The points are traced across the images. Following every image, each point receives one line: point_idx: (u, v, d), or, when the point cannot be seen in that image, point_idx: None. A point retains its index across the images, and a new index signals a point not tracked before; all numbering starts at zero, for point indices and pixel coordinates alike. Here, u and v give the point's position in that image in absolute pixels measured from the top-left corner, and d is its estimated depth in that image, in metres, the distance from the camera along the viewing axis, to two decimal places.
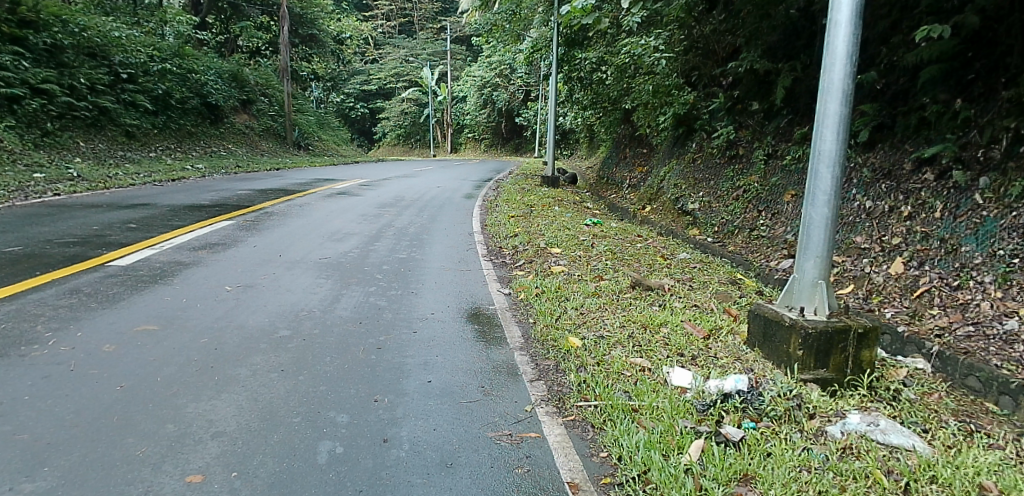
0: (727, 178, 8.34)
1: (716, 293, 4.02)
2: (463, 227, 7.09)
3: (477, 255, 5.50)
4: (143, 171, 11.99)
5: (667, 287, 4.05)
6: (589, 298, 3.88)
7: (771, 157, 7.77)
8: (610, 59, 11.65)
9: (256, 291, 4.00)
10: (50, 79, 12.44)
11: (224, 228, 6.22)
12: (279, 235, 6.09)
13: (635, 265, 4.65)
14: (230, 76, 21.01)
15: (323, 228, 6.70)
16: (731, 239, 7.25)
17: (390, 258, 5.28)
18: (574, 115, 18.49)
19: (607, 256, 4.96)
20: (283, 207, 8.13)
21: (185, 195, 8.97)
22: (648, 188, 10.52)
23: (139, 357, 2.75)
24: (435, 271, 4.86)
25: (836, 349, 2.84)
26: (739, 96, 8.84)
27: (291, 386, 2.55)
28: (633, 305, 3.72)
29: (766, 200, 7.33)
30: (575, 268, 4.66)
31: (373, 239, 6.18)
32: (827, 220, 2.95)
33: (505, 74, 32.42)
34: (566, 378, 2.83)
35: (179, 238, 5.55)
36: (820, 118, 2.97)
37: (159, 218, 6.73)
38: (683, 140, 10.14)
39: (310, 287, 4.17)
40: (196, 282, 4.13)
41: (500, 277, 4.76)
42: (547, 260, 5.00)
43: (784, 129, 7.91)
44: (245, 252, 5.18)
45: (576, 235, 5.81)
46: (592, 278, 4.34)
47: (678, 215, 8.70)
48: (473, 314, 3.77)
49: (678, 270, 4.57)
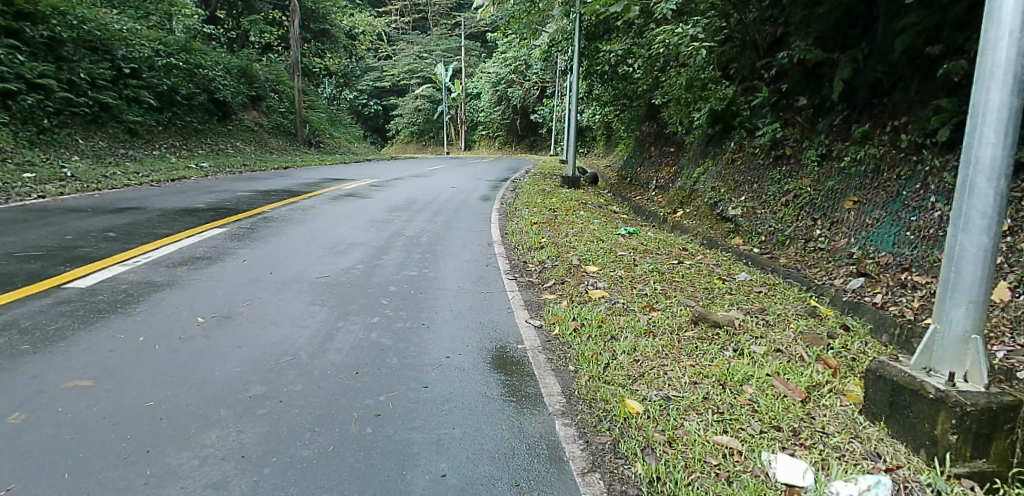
0: (773, 181, 7.50)
1: (801, 333, 3.24)
2: (480, 237, 6.33)
3: (499, 273, 4.75)
4: (143, 169, 11.40)
5: (738, 323, 3.28)
6: (643, 339, 3.11)
7: (826, 158, 6.94)
8: (637, 51, 10.85)
9: (233, 322, 3.28)
10: (48, 74, 11.91)
11: (213, 238, 5.53)
12: (276, 246, 5.39)
13: (689, 291, 3.89)
14: (240, 71, 20.46)
15: (325, 237, 6.00)
16: (781, 251, 6.42)
17: (398, 276, 4.56)
18: (594, 111, 17.63)
19: (654, 277, 4.18)
20: (283, 212, 7.45)
21: (180, 198, 8.32)
22: (679, 190, 9.68)
23: (53, 434, 2.04)
24: (450, 294, 4.12)
25: (1001, 433, 2.05)
26: (785, 91, 7.99)
27: (249, 487, 1.83)
28: (701, 350, 2.95)
29: (822, 207, 6.49)
30: (618, 293, 3.90)
31: (380, 250, 5.47)
32: (986, 253, 2.16)
33: (520, 70, 31.66)
34: (630, 469, 2.07)
35: (159, 251, 4.85)
36: (976, 115, 2.18)
37: (143, 224, 6.05)
38: (718, 138, 9.29)
39: (303, 316, 3.46)
40: (163, 310, 3.42)
41: (528, 302, 4.01)
42: (581, 282, 4.24)
43: (838, 128, 7.08)
44: (232, 269, 4.48)
45: (612, 249, 5.04)
46: (642, 309, 3.57)
47: (717, 221, 7.84)
48: (498, 358, 3.02)
49: (744, 298, 3.80)
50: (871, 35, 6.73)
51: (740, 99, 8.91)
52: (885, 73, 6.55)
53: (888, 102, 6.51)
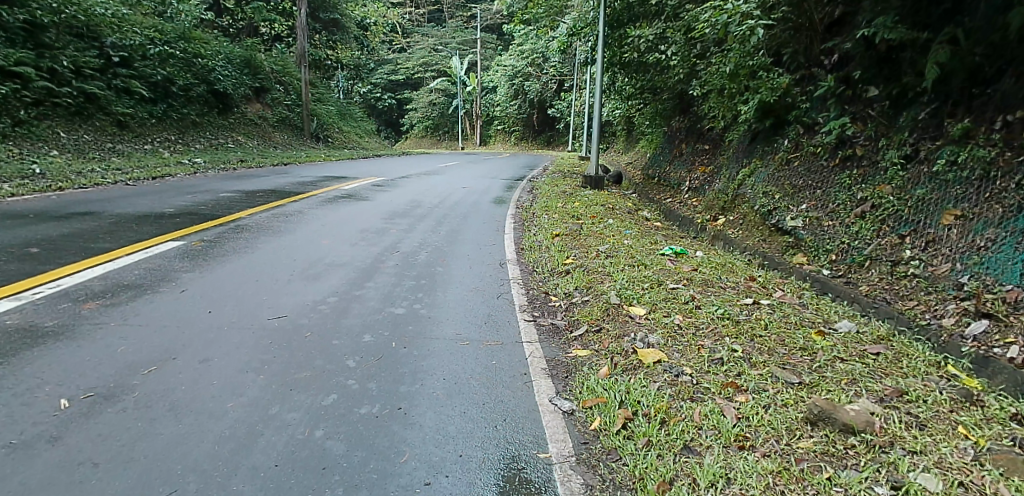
0: (842, 186, 6.25)
1: (986, 450, 2.06)
2: (490, 254, 5.22)
3: (513, 312, 3.60)
4: (127, 166, 10.45)
5: (880, 426, 2.14)
6: (739, 457, 1.97)
7: (911, 161, 5.64)
8: (671, 35, 9.59)
9: (112, 409, 2.19)
10: (26, 61, 10.98)
11: (160, 256, 4.47)
12: (235, 268, 4.30)
13: (784, 357, 2.72)
14: (243, 62, 19.56)
15: (302, 253, 4.91)
16: (860, 275, 5.22)
17: (381, 314, 3.46)
18: (616, 105, 16.43)
19: (729, 329, 3.01)
20: (262, 218, 6.39)
21: (152, 199, 7.33)
22: (719, 194, 8.43)
23: None
24: (445, 348, 2.99)
25: None
26: (854, 79, 6.74)
27: None
28: (841, 489, 1.81)
29: (910, 221, 5.23)
30: (682, 358, 2.74)
31: (365, 274, 4.37)
32: None
33: (537, 63, 30.34)
34: None
35: (76, 277, 3.77)
36: None
37: (83, 235, 5.02)
38: (767, 135, 8.04)
39: (224, 392, 2.37)
40: (20, 383, 2.34)
41: (551, 363, 2.88)
42: (624, 334, 3.08)
43: (924, 123, 5.76)
44: (160, 306, 3.39)
45: (660, 279, 3.87)
46: (723, 388, 2.42)
47: (771, 234, 6.61)
48: (504, 488, 1.89)
49: (863, 372, 2.63)
50: (966, 10, 5.44)
51: (795, 89, 7.63)
52: (986, 57, 5.25)
53: (994, 91, 5.20)
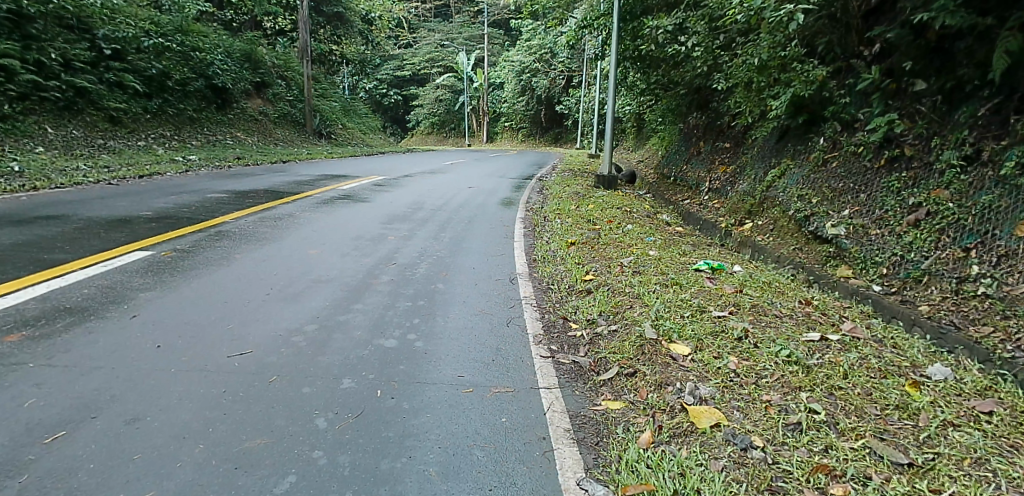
0: (889, 189, 5.57)
1: None
2: (498, 266, 4.62)
3: (526, 345, 2.99)
4: (115, 163, 9.91)
5: None
6: None
7: (972, 162, 4.90)
8: (691, 26, 8.95)
9: None
10: (11, 53, 10.39)
11: (117, 271, 3.87)
12: (204, 286, 3.71)
13: (879, 421, 2.13)
14: (244, 55, 19.06)
15: (285, 266, 4.32)
16: (917, 293, 4.50)
17: (367, 350, 2.85)
18: (626, 102, 15.80)
19: (801, 379, 2.40)
20: (246, 223, 5.80)
21: (132, 200, 6.77)
22: (745, 196, 7.77)
23: None
24: (443, 398, 2.39)
25: None
26: (900, 72, 6.05)
27: None
28: None
29: (974, 232, 4.46)
30: (747, 421, 2.13)
31: (355, 292, 3.78)
32: None
33: (546, 58, 29.73)
34: None
35: (10, 299, 3.18)
36: None
37: (39, 244, 4.44)
38: (800, 133, 7.38)
39: (146, 474, 1.79)
40: None
41: (580, 421, 2.28)
42: (667, 382, 2.47)
43: (986, 120, 5.02)
44: (101, 337, 2.80)
45: (702, 305, 3.26)
46: (813, 475, 1.82)
47: (808, 242, 5.95)
48: None
49: (989, 445, 2.01)
50: None
51: (831, 83, 6.94)
52: None
53: None
